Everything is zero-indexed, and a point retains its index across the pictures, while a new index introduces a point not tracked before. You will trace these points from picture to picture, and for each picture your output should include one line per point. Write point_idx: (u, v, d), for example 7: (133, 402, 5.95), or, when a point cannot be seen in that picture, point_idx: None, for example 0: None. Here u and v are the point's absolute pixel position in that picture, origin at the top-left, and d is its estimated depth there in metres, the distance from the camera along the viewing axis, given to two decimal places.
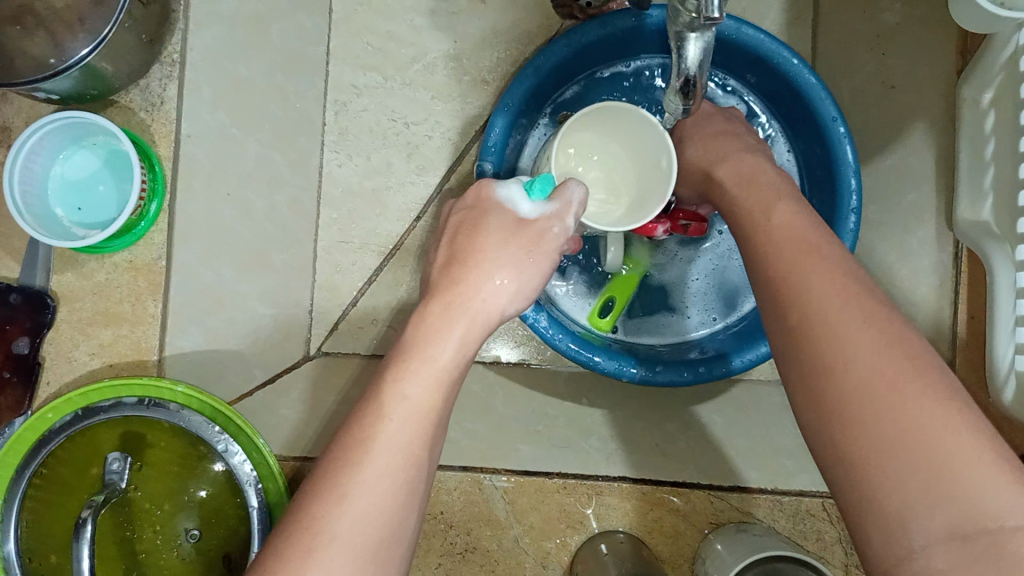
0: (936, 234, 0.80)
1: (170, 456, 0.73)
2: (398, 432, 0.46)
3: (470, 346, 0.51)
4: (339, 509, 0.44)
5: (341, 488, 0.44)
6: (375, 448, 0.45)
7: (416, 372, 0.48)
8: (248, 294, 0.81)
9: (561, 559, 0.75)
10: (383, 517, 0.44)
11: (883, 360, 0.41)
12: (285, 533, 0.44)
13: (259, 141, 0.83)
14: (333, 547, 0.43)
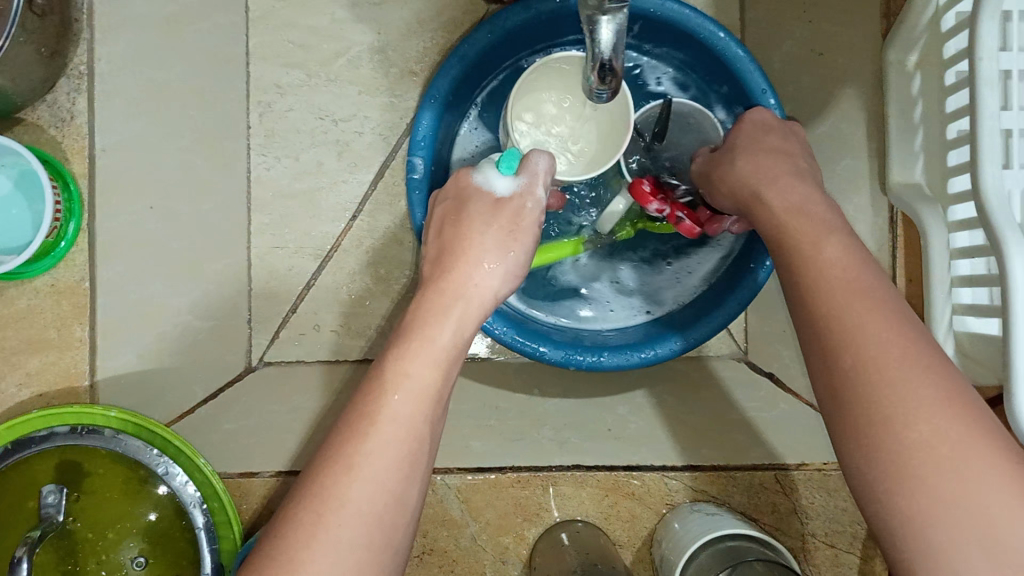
0: (871, 199, 0.80)
1: (109, 483, 0.70)
2: (404, 404, 0.48)
3: (466, 329, 0.55)
4: (349, 475, 0.45)
5: (348, 455, 0.46)
6: (382, 419, 0.47)
7: (418, 350, 0.51)
8: (180, 307, 0.79)
9: (520, 553, 0.74)
10: (393, 484, 0.46)
11: (904, 363, 0.43)
12: (293, 505, 0.45)
13: (180, 148, 0.80)
14: (341, 511, 0.44)
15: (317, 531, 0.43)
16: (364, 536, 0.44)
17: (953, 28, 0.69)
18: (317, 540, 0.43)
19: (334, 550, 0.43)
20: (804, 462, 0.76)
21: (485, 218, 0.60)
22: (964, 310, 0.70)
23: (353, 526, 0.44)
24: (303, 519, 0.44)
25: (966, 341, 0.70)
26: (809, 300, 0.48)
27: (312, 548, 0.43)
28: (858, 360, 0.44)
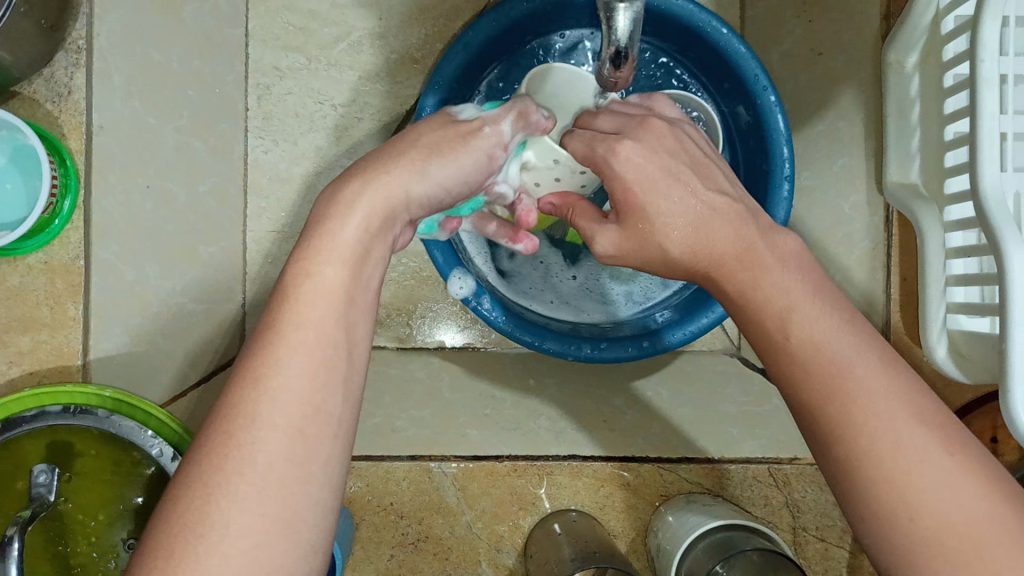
0: (867, 199, 0.81)
1: (102, 465, 0.69)
2: (313, 306, 0.42)
3: (376, 222, 0.46)
4: (257, 392, 0.40)
5: (256, 372, 0.40)
6: (292, 327, 0.41)
7: (332, 251, 0.44)
8: (174, 289, 0.77)
9: (515, 542, 0.74)
10: (311, 399, 0.40)
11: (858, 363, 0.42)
12: (205, 438, 0.40)
13: (178, 129, 0.78)
14: (258, 433, 0.39)
15: (224, 461, 0.38)
16: (279, 456, 0.39)
17: (952, 31, 0.70)
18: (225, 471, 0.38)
19: (247, 478, 0.38)
20: (797, 457, 0.75)
21: (433, 137, 0.52)
22: (958, 308, 0.71)
23: (267, 452, 0.39)
24: (211, 450, 0.39)
25: (960, 339, 0.70)
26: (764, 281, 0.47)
27: (219, 479, 0.38)
28: (830, 378, 0.42)
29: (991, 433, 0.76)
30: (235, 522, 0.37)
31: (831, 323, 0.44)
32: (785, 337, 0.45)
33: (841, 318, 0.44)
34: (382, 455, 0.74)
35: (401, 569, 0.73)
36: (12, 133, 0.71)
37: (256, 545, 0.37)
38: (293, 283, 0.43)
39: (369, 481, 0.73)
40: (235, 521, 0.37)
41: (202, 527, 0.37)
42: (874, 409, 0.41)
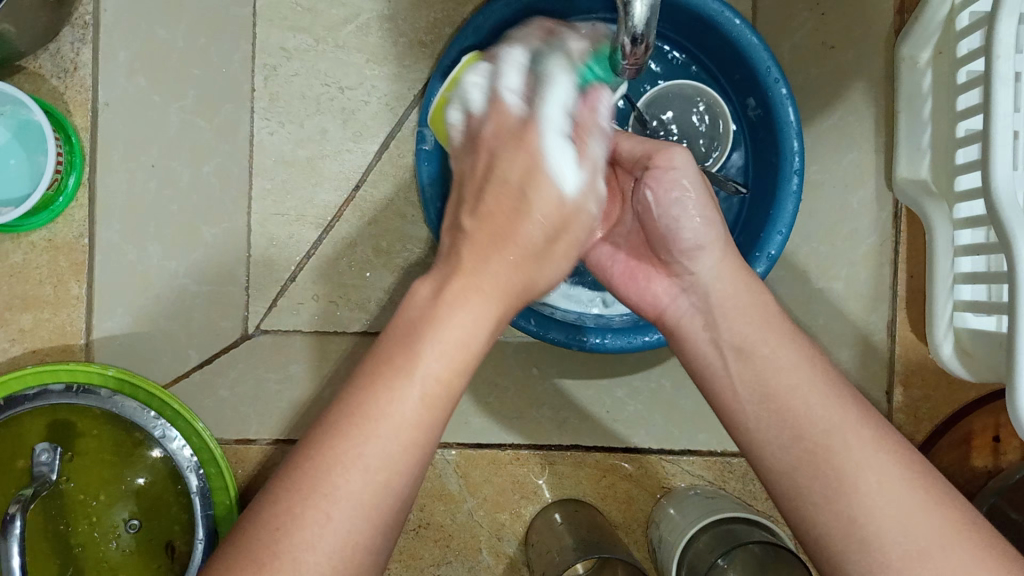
0: (876, 194, 0.81)
1: (103, 445, 0.69)
2: (448, 340, 0.42)
3: (489, 293, 0.44)
4: (342, 465, 0.39)
5: (346, 446, 0.39)
6: (422, 356, 0.41)
7: (472, 284, 0.44)
8: (177, 270, 0.78)
9: (515, 530, 0.74)
10: (391, 476, 0.39)
11: (808, 385, 0.47)
12: (304, 449, 0.40)
13: (183, 107, 0.78)
14: (335, 508, 0.38)
15: (325, 483, 0.38)
16: (344, 533, 0.38)
17: (967, 27, 0.70)
18: (320, 492, 0.38)
19: (340, 503, 0.38)
20: None
21: (523, 162, 0.47)
22: (964, 306, 0.71)
23: (364, 481, 0.39)
24: (312, 466, 0.39)
25: (966, 337, 0.70)
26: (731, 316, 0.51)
27: (316, 499, 0.38)
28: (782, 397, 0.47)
29: (993, 432, 0.77)
30: (315, 544, 0.38)
31: (810, 380, 0.47)
32: (774, 386, 0.47)
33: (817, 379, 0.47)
34: None
35: (402, 555, 0.73)
36: (15, 107, 0.70)
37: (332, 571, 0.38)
38: (427, 307, 0.43)
39: None
40: (316, 544, 0.38)
41: (285, 543, 0.37)
42: (816, 418, 0.45)
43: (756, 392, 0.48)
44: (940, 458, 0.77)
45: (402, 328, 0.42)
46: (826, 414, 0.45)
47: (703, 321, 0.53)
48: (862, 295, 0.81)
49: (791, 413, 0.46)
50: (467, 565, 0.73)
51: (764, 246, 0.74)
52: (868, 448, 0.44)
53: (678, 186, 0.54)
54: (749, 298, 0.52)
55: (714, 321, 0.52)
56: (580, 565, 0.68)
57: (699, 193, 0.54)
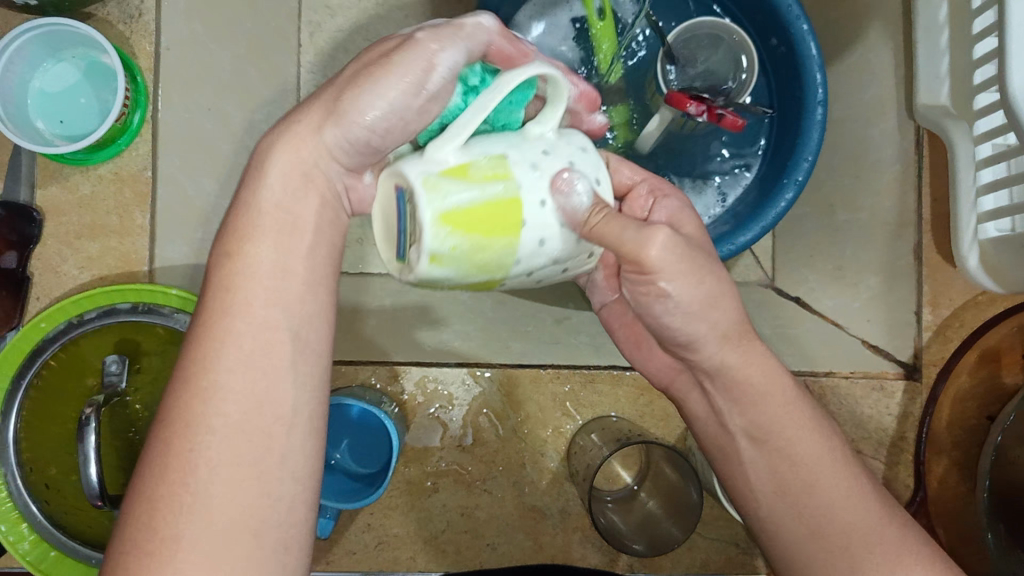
0: (899, 124, 0.83)
1: (166, 362, 0.73)
2: (266, 306, 0.47)
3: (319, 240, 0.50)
4: (187, 421, 0.44)
5: (195, 402, 0.44)
6: (225, 316, 0.46)
7: (246, 235, 0.49)
8: (232, 207, 0.83)
9: (558, 446, 0.77)
10: (242, 424, 0.45)
11: (820, 466, 0.52)
12: (162, 428, 0.45)
13: (236, 55, 0.84)
14: (202, 471, 0.43)
15: (185, 448, 0.44)
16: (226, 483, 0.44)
17: None
18: (184, 460, 0.43)
19: (211, 465, 0.44)
20: (832, 370, 0.82)
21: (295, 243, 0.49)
22: (986, 218, 0.74)
23: (225, 436, 0.44)
24: (169, 428, 0.44)
25: (989, 248, 0.74)
26: (738, 389, 0.54)
27: (183, 459, 0.43)
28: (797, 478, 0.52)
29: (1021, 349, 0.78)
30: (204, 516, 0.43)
31: (820, 454, 0.52)
32: (790, 472, 0.52)
33: (816, 429, 0.53)
34: (433, 362, 0.78)
35: (451, 471, 0.76)
36: (87, 49, 0.79)
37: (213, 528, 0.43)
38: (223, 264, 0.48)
39: (422, 388, 0.77)
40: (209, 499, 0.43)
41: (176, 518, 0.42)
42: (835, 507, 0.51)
43: (768, 477, 0.53)
44: (968, 376, 0.78)
45: (213, 292, 0.47)
46: (843, 500, 0.51)
47: (713, 401, 0.56)
48: (887, 222, 0.83)
49: (792, 482, 0.52)
50: (513, 479, 0.76)
51: (792, 172, 0.77)
52: (874, 522, 0.51)
53: (657, 287, 0.50)
54: (758, 367, 0.54)
55: (725, 401, 0.55)
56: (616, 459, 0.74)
57: (691, 297, 0.51)
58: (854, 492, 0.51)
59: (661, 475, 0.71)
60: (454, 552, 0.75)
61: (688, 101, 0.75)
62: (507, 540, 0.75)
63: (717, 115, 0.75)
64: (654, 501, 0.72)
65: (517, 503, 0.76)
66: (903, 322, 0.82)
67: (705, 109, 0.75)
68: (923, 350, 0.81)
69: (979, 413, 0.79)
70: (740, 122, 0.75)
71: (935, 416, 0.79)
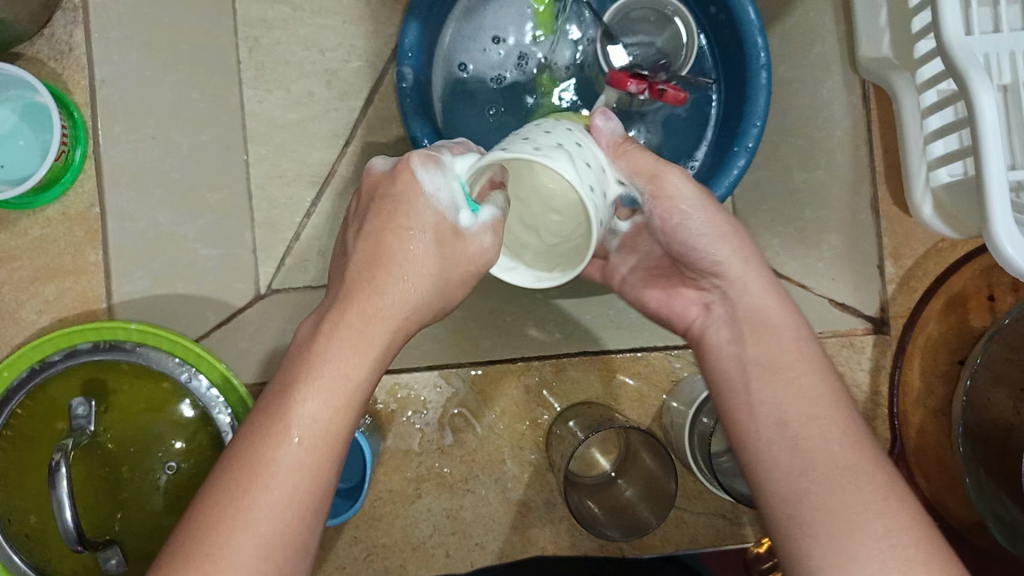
0: (845, 81, 0.83)
1: (134, 399, 0.72)
2: (401, 288, 0.50)
3: (426, 261, 0.51)
4: (258, 480, 0.44)
5: (269, 446, 0.45)
6: (364, 307, 0.49)
7: (401, 231, 0.51)
8: (188, 235, 0.83)
9: (536, 438, 0.77)
10: (290, 500, 0.45)
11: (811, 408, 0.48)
12: (263, 414, 0.47)
13: (176, 80, 0.84)
14: (251, 534, 0.43)
15: (263, 464, 0.45)
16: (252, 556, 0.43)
17: None
18: (265, 466, 0.45)
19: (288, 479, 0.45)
20: None
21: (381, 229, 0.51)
22: (937, 164, 0.74)
23: (299, 457, 0.45)
24: (235, 480, 0.45)
25: (941, 194, 0.73)
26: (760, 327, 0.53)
27: (259, 484, 0.44)
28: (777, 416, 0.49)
29: (985, 292, 0.80)
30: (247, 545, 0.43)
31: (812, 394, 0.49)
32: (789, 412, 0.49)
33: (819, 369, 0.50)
34: (400, 370, 0.78)
35: (431, 475, 0.76)
36: (19, 90, 0.79)
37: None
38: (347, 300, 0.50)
39: (394, 396, 0.77)
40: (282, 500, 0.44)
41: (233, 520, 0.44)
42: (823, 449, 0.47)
43: (772, 413, 0.49)
44: (936, 324, 0.80)
45: (344, 292, 0.50)
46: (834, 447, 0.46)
47: (734, 334, 0.54)
48: (842, 177, 0.83)
49: (792, 430, 0.48)
50: (494, 477, 0.76)
51: (742, 141, 0.77)
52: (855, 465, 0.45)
53: (678, 210, 0.56)
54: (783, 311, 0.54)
55: (742, 335, 0.54)
56: (598, 445, 0.74)
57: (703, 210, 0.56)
58: (841, 459, 0.46)
59: (639, 461, 0.71)
60: (444, 553, 0.76)
61: (628, 80, 0.74)
62: (496, 537, 0.76)
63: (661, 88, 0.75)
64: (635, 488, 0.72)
65: (501, 499, 0.76)
66: (868, 277, 0.83)
67: (645, 88, 0.75)
68: (889, 302, 0.82)
69: (950, 359, 0.80)
70: (682, 97, 0.74)
71: (904, 366, 0.80)
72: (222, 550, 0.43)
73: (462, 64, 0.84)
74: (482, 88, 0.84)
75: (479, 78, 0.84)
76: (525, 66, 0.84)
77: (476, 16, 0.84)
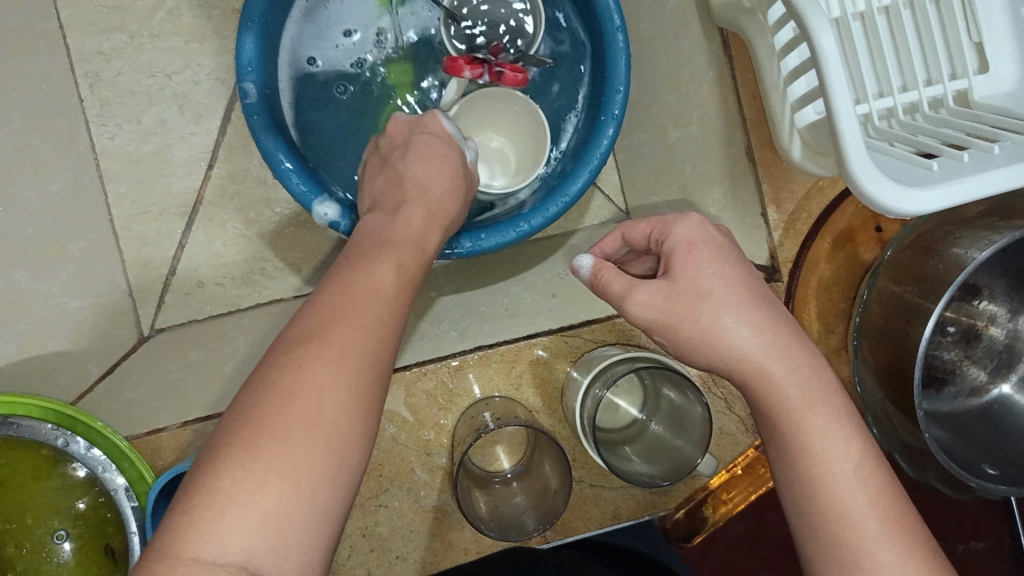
0: (703, 32, 0.82)
1: (12, 472, 0.70)
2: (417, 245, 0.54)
3: (423, 235, 0.56)
4: (296, 406, 0.42)
5: (302, 378, 0.43)
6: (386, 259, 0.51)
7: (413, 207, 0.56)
8: (51, 290, 0.80)
9: (442, 442, 0.76)
10: (327, 436, 0.42)
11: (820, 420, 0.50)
12: (288, 351, 0.45)
13: (11, 131, 0.80)
14: (286, 465, 0.40)
15: (304, 386, 0.43)
16: (287, 487, 0.40)
17: None
18: (306, 389, 0.43)
19: (310, 432, 0.42)
20: None
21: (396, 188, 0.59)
22: (801, 104, 0.72)
23: (334, 392, 0.43)
24: (271, 404, 0.42)
25: (807, 134, 0.72)
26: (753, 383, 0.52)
27: (295, 410, 0.42)
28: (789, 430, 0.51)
29: (872, 225, 0.80)
30: (271, 495, 0.40)
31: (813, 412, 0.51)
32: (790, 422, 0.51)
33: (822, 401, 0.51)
34: None
35: None
36: None
37: (270, 531, 0.39)
38: (363, 253, 0.52)
39: None
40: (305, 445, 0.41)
41: (251, 471, 0.40)
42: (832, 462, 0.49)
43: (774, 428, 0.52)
44: (826, 264, 0.80)
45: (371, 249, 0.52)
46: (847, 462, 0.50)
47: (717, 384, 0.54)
48: (715, 129, 0.81)
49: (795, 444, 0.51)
50: (405, 487, 0.75)
51: (608, 108, 0.74)
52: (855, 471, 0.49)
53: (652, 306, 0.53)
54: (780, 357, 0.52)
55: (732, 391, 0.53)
56: (505, 446, 0.74)
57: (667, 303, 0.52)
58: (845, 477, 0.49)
59: (538, 470, 0.73)
60: (365, 572, 0.74)
61: (463, 67, 0.74)
62: (417, 547, 0.74)
63: (497, 71, 0.75)
64: (524, 496, 0.73)
65: (416, 509, 0.75)
66: (754, 226, 0.81)
67: (482, 71, 0.75)
68: (778, 248, 0.80)
69: (846, 298, 0.80)
70: (520, 75, 0.75)
71: (799, 309, 0.80)
72: (240, 502, 0.39)
73: (311, 59, 0.80)
74: (343, 79, 0.81)
75: (331, 75, 0.80)
76: (385, 44, 0.81)
77: (319, 13, 0.79)
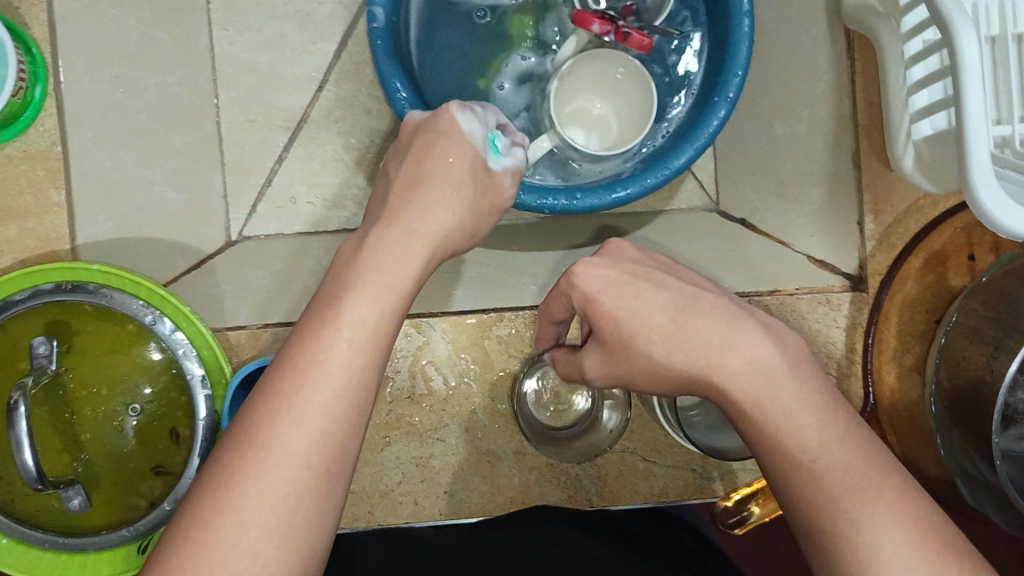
0: (828, 31, 0.82)
1: (97, 340, 0.72)
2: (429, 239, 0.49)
3: (441, 220, 0.50)
4: (275, 428, 0.40)
5: (290, 396, 0.41)
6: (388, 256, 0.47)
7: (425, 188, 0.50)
8: (152, 178, 0.82)
9: (506, 389, 0.77)
10: (307, 459, 0.40)
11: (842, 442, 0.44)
12: (281, 365, 0.42)
13: (138, 19, 0.82)
14: (261, 496, 0.39)
15: (287, 407, 0.41)
16: (265, 520, 0.39)
17: None
18: (288, 410, 0.41)
19: (286, 467, 0.40)
20: (776, 289, 0.81)
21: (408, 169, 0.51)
22: (919, 116, 0.72)
23: (318, 411, 0.41)
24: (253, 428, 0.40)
25: (923, 147, 0.72)
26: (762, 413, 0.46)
27: (277, 431, 0.40)
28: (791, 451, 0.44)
29: (967, 251, 0.79)
30: (248, 526, 0.38)
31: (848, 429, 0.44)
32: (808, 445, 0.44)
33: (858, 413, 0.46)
34: None
35: (399, 423, 0.76)
36: None
37: (267, 542, 0.39)
38: (371, 242, 0.48)
39: None
40: (257, 532, 0.38)
41: (232, 495, 0.39)
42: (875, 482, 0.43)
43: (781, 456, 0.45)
44: (914, 282, 0.80)
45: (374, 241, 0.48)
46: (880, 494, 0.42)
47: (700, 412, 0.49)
48: (825, 131, 0.82)
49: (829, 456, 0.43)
50: (462, 427, 0.76)
51: (722, 90, 0.73)
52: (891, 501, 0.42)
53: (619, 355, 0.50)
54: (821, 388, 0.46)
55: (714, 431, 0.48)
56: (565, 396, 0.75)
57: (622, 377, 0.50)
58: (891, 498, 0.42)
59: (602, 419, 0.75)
60: (411, 501, 0.75)
61: (592, 20, 0.75)
62: (465, 487, 0.75)
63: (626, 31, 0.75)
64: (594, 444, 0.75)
65: (471, 448, 0.76)
66: (846, 233, 0.82)
67: (609, 29, 0.75)
68: (868, 260, 0.81)
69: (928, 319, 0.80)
70: (647, 41, 0.74)
71: (879, 324, 0.80)
72: (222, 534, 0.38)
73: None
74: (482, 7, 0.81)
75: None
76: None
77: None
